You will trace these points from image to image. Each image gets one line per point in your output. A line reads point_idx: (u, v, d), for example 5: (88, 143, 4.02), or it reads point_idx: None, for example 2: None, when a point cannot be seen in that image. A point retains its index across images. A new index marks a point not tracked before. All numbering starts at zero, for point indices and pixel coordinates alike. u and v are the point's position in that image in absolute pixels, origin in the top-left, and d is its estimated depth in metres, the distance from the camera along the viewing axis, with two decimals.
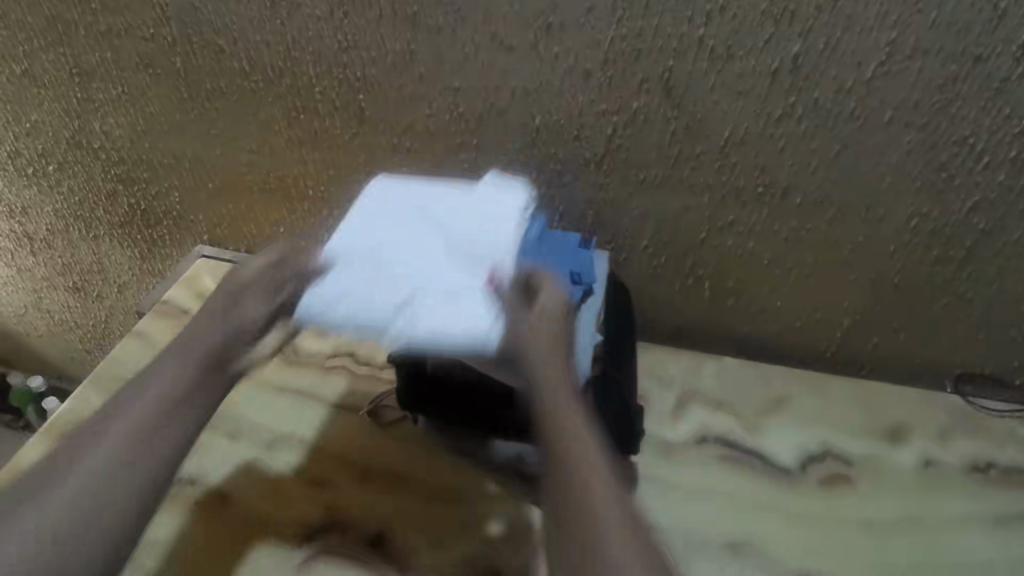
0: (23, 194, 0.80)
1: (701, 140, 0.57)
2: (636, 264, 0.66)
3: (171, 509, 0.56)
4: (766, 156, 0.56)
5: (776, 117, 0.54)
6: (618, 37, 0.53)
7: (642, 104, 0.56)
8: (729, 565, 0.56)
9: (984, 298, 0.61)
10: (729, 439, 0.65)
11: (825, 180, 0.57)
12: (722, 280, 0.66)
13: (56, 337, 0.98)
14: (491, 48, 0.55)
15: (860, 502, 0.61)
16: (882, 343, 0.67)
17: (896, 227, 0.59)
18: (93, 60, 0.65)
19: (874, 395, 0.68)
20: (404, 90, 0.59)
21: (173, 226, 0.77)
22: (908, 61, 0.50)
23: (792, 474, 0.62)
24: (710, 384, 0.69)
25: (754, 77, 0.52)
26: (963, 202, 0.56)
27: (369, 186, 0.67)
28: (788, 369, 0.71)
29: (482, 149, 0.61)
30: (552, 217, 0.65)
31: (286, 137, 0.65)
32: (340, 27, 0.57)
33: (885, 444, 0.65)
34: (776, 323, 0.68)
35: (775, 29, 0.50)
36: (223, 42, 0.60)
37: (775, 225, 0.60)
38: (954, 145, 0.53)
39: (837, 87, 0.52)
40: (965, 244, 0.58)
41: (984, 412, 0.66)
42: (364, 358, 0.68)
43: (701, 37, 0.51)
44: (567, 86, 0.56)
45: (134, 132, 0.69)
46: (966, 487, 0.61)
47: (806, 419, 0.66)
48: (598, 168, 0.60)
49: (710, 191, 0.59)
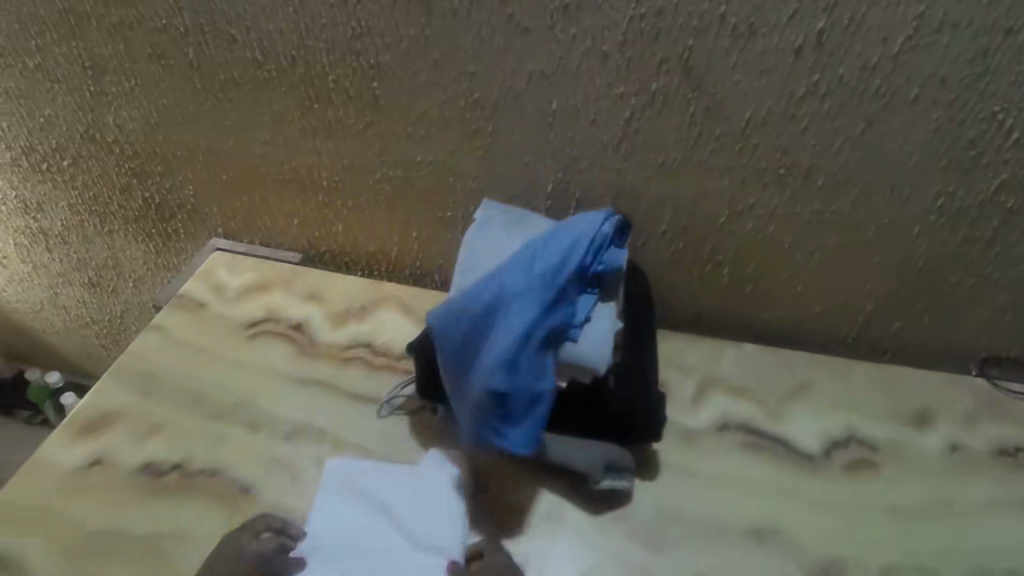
0: (37, 190, 0.80)
1: (722, 122, 0.56)
2: (654, 250, 0.66)
3: (194, 500, 0.56)
4: (788, 136, 0.55)
5: (799, 97, 0.53)
6: (636, 17, 0.52)
7: (661, 85, 0.55)
8: (754, 552, 0.55)
9: (1011, 278, 0.60)
10: (750, 425, 0.64)
11: (849, 160, 0.56)
12: (742, 265, 0.65)
13: (72, 333, 0.98)
14: (507, 32, 0.55)
15: (885, 488, 0.60)
16: (906, 327, 0.66)
17: (921, 208, 0.57)
18: (105, 53, 0.64)
19: (896, 380, 0.67)
20: (418, 77, 0.59)
21: (187, 219, 0.77)
22: (937, 35, 0.48)
23: (815, 460, 0.61)
24: (731, 370, 0.68)
25: (776, 56, 0.51)
26: (991, 180, 0.54)
27: (383, 175, 0.66)
28: (810, 354, 0.70)
29: (497, 135, 0.61)
30: (568, 203, 0.64)
31: (300, 127, 0.65)
32: (353, 14, 0.56)
33: (910, 428, 0.64)
34: (796, 309, 0.67)
35: (799, 5, 0.49)
36: (236, 31, 0.60)
37: (796, 208, 0.59)
38: (983, 121, 0.52)
39: (862, 65, 0.51)
40: (993, 224, 0.57)
41: (1009, 396, 0.65)
42: (381, 348, 0.68)
43: (723, 15, 0.50)
44: (584, 69, 0.55)
45: (148, 125, 0.69)
46: (994, 471, 0.61)
47: (827, 404, 0.65)
48: (615, 152, 0.59)
49: (730, 174, 0.58)
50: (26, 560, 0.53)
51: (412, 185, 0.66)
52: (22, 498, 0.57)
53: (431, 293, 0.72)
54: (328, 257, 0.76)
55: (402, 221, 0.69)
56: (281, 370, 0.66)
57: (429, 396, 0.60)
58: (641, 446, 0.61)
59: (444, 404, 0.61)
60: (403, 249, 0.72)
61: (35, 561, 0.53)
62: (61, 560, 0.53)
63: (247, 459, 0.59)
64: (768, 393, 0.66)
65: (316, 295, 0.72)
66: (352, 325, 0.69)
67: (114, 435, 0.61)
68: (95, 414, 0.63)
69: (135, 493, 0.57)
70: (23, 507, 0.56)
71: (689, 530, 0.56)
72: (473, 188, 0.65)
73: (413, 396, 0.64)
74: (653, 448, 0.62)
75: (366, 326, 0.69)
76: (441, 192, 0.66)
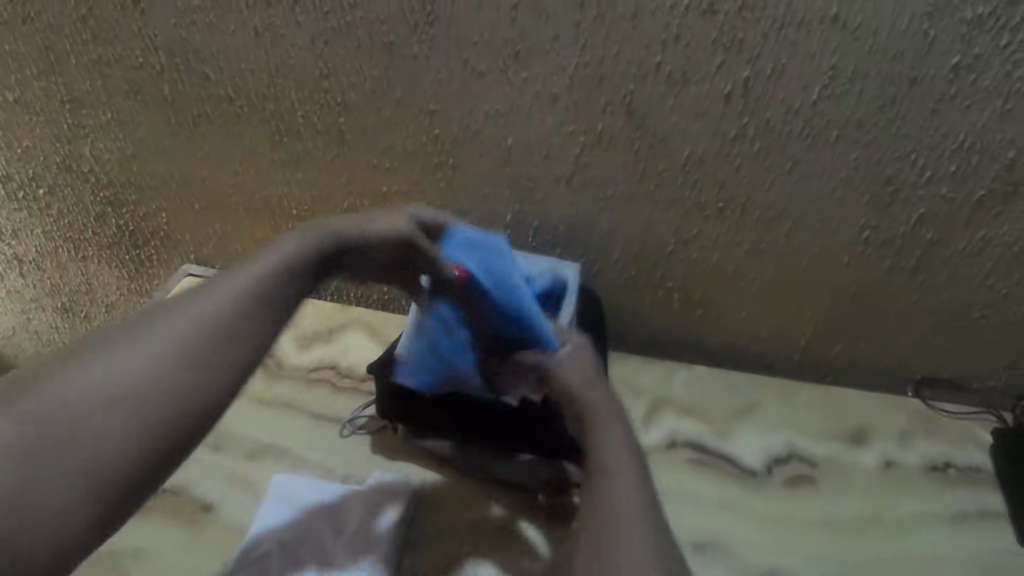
0: (12, 217, 0.82)
1: (663, 159, 0.60)
2: (607, 277, 0.69)
3: (155, 518, 0.58)
4: (724, 172, 0.60)
5: (732, 137, 0.58)
6: (581, 64, 0.56)
7: (607, 125, 0.59)
8: (701, 565, 0.58)
9: (935, 304, 0.65)
10: (698, 444, 0.67)
11: (780, 195, 0.60)
12: (689, 291, 0.69)
13: (43, 359, 0.99)
14: (464, 74, 0.59)
15: (822, 502, 0.63)
16: (845, 351, 0.70)
17: (850, 240, 0.62)
18: (84, 88, 0.67)
19: (836, 401, 0.71)
20: (382, 113, 0.63)
21: (161, 246, 0.79)
22: (849, 85, 0.54)
23: (758, 476, 0.65)
24: (680, 391, 0.71)
25: (708, 101, 0.56)
26: (910, 215, 0.59)
27: (351, 205, 0.70)
28: (757, 377, 0.73)
29: (457, 169, 0.65)
30: (526, 232, 0.68)
31: (271, 160, 0.68)
32: (320, 55, 0.60)
33: (847, 446, 0.67)
34: (744, 333, 0.71)
35: (725, 56, 0.54)
36: (210, 70, 0.63)
37: (737, 238, 0.64)
38: (898, 161, 0.57)
39: (785, 110, 0.56)
40: (915, 253, 0.62)
41: (944, 416, 0.69)
42: (346, 371, 0.70)
43: (658, 64, 0.55)
44: (535, 110, 0.60)
45: (124, 156, 0.72)
46: (925, 487, 0.64)
47: (771, 424, 0.69)
48: (568, 186, 0.64)
49: (674, 206, 0.63)
50: None
51: None
52: None
53: (396, 318, 0.75)
54: None
55: None
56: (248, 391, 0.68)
57: (390, 415, 0.63)
58: None
59: (403, 422, 0.63)
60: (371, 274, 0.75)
61: None
62: None
63: (211, 477, 0.61)
64: (715, 413, 0.69)
65: None
66: (320, 347, 0.72)
67: None
68: None
69: None
70: None
71: None
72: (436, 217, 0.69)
73: (375, 416, 0.66)
74: None
75: (333, 350, 0.72)
76: None
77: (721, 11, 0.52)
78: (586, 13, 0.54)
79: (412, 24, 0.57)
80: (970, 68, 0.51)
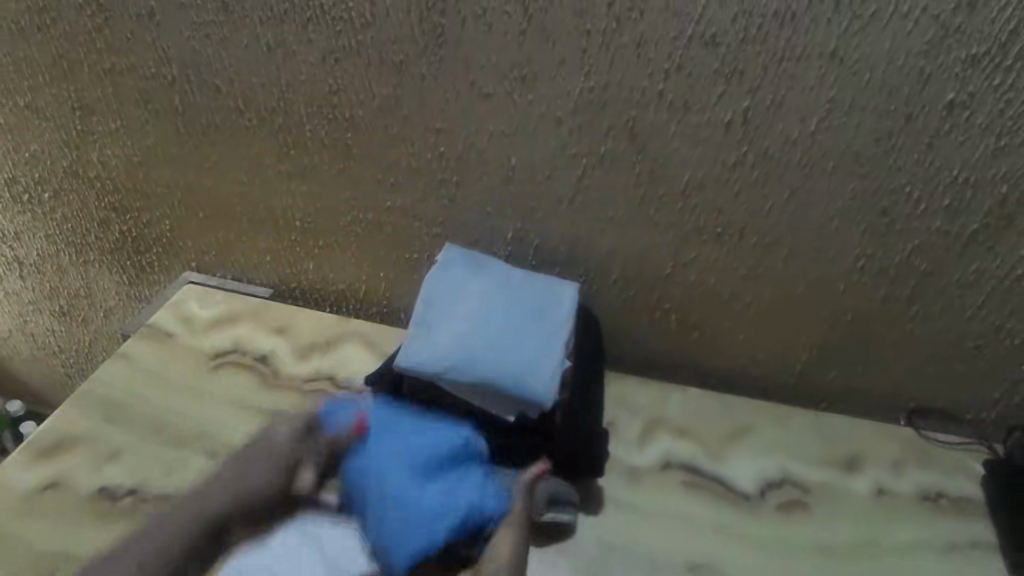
0: (16, 220, 0.82)
1: (664, 183, 0.61)
2: (605, 297, 0.70)
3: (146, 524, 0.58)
4: (723, 198, 0.61)
5: (732, 164, 0.59)
6: (586, 88, 0.58)
7: (609, 148, 0.60)
8: None
9: (928, 333, 0.66)
10: (692, 466, 0.67)
11: (778, 222, 0.61)
12: (687, 314, 0.69)
13: (38, 361, 0.99)
14: (471, 96, 0.60)
15: (815, 528, 0.63)
16: (839, 377, 0.71)
17: (845, 268, 0.63)
18: (95, 96, 0.68)
19: (830, 426, 0.72)
20: (389, 130, 0.64)
21: (163, 252, 0.79)
22: (847, 117, 0.55)
23: (751, 500, 0.65)
24: (674, 412, 0.72)
25: (709, 128, 0.57)
26: (904, 245, 0.60)
27: (354, 218, 0.70)
28: (752, 401, 0.73)
29: (460, 186, 0.66)
30: (527, 250, 0.69)
31: (277, 171, 0.69)
32: (331, 72, 0.61)
33: (840, 472, 0.68)
34: (740, 357, 0.72)
35: (727, 86, 0.55)
36: (221, 83, 0.64)
37: (734, 262, 0.65)
38: (894, 192, 0.58)
39: (784, 139, 0.57)
40: (909, 283, 0.63)
41: (936, 445, 0.70)
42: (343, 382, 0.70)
43: (661, 91, 0.56)
44: (539, 132, 0.61)
45: (130, 163, 0.73)
46: (917, 515, 0.65)
47: (766, 448, 0.69)
48: (569, 206, 0.65)
49: (673, 229, 0.64)
50: None
51: (382, 229, 0.70)
52: None
53: (395, 331, 0.76)
54: (298, 292, 0.79)
55: (372, 259, 0.73)
56: (244, 400, 0.68)
57: None
58: (584, 482, 0.64)
59: None
60: (371, 287, 0.75)
61: None
62: None
63: None
64: (709, 435, 0.70)
65: (285, 328, 0.75)
66: (318, 357, 0.72)
67: (71, 459, 0.62)
68: (50, 439, 0.64)
69: (87, 516, 0.58)
70: None
71: (631, 566, 0.59)
72: (438, 232, 0.69)
73: None
74: (598, 485, 0.65)
75: (331, 360, 0.72)
76: (408, 235, 0.70)
77: (723, 43, 0.53)
78: (592, 40, 0.55)
79: (422, 45, 0.58)
80: (965, 104, 0.53)
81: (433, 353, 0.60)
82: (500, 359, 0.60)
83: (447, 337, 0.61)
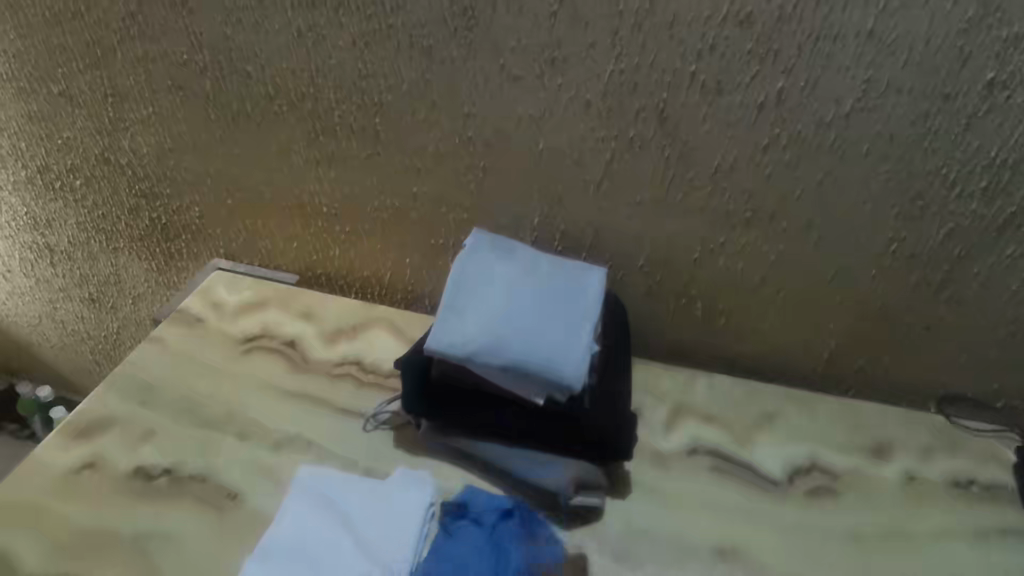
0: (48, 207, 0.84)
1: (693, 167, 0.61)
2: (631, 283, 0.70)
3: (181, 505, 0.59)
4: (753, 182, 0.61)
5: (763, 146, 0.58)
6: (616, 71, 0.57)
7: (638, 132, 0.60)
8: (723, 572, 0.58)
9: (962, 320, 0.65)
10: (718, 452, 0.67)
11: (809, 207, 0.61)
12: (714, 300, 0.69)
13: (67, 348, 1.01)
14: (500, 79, 0.60)
15: (845, 515, 0.63)
16: (868, 364, 0.70)
17: (877, 253, 0.62)
18: (127, 83, 0.69)
19: (859, 414, 0.71)
20: (417, 115, 0.64)
21: (191, 239, 0.80)
22: (883, 98, 0.54)
23: (779, 486, 0.65)
24: (700, 399, 0.71)
25: (741, 110, 0.57)
26: (939, 229, 0.60)
27: (381, 205, 0.71)
28: (779, 388, 0.73)
29: (487, 171, 0.66)
30: (553, 236, 0.69)
31: (305, 157, 0.69)
32: (360, 57, 0.62)
33: (869, 459, 0.67)
34: (767, 344, 0.71)
35: (760, 67, 0.55)
36: (252, 69, 0.65)
37: (763, 248, 0.64)
38: (929, 174, 0.57)
39: (818, 121, 0.56)
40: (942, 269, 0.62)
41: (966, 434, 0.69)
42: (370, 367, 0.71)
43: (693, 73, 0.56)
44: (568, 115, 0.61)
45: (161, 150, 0.73)
46: (949, 502, 0.64)
47: (794, 435, 0.69)
48: (597, 191, 0.64)
49: (702, 214, 0.64)
50: (16, 556, 0.55)
51: (408, 216, 0.71)
52: (11, 494, 0.59)
53: (420, 317, 0.76)
54: (324, 279, 0.79)
55: (397, 246, 0.73)
56: (274, 384, 0.69)
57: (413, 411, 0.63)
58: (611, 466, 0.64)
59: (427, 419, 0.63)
60: (396, 274, 0.76)
61: (25, 557, 0.55)
62: (49, 558, 0.55)
63: (236, 469, 0.62)
64: (735, 421, 0.69)
65: (312, 314, 0.76)
66: (344, 343, 0.73)
67: (107, 440, 0.63)
68: (85, 421, 0.65)
69: (125, 495, 0.59)
70: (12, 502, 0.58)
71: (659, 550, 0.59)
72: (464, 218, 0.69)
73: (399, 411, 0.67)
74: (624, 470, 0.65)
75: (358, 345, 0.73)
76: (434, 221, 0.70)
77: (757, 23, 0.53)
78: (624, 21, 0.55)
79: (452, 28, 0.58)
80: (1005, 85, 0.52)
81: (465, 333, 0.60)
82: (532, 339, 0.60)
83: (477, 320, 0.61)
